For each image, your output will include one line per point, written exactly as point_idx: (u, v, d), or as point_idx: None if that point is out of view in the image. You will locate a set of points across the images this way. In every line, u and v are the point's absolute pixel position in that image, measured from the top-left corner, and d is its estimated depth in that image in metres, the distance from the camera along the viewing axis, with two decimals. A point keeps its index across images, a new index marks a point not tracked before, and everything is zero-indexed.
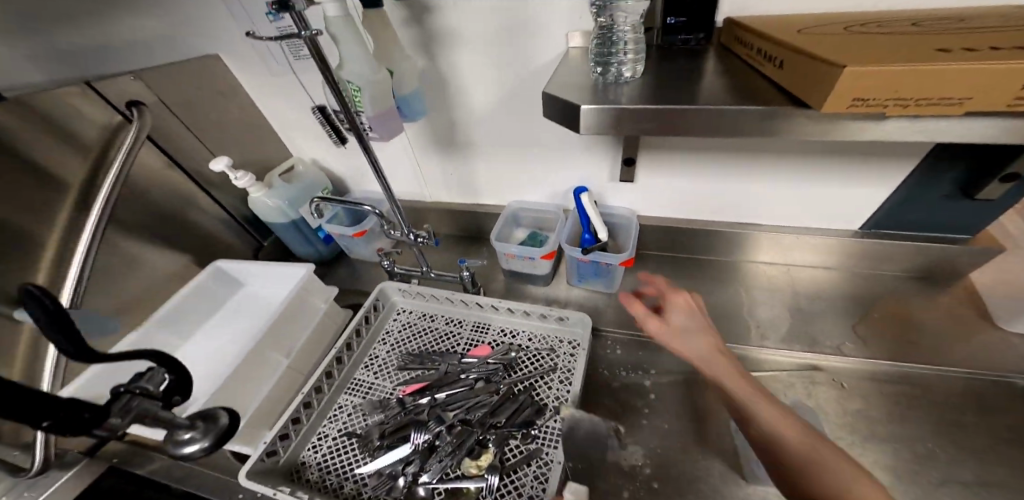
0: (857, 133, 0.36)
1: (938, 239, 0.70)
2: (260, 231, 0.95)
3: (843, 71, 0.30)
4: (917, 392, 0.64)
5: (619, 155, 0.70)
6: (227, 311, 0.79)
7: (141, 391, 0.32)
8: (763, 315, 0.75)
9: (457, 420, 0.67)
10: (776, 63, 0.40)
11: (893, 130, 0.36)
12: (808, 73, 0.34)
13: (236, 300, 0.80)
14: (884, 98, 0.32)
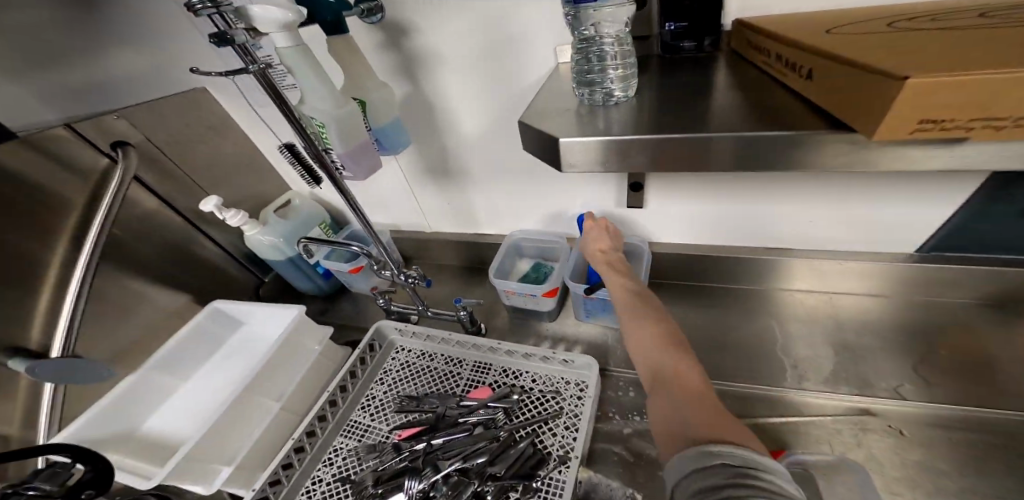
0: (927, 158, 0.27)
1: (1016, 264, 0.58)
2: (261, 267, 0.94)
3: (905, 83, 0.21)
4: (1002, 443, 0.52)
5: (624, 180, 0.63)
6: (225, 352, 0.78)
7: (38, 492, 0.38)
8: (798, 353, 0.66)
9: (454, 469, 0.61)
10: (802, 73, 0.32)
11: (982, 158, 0.26)
12: (852, 90, 0.26)
13: (235, 341, 0.79)
14: (968, 118, 0.22)
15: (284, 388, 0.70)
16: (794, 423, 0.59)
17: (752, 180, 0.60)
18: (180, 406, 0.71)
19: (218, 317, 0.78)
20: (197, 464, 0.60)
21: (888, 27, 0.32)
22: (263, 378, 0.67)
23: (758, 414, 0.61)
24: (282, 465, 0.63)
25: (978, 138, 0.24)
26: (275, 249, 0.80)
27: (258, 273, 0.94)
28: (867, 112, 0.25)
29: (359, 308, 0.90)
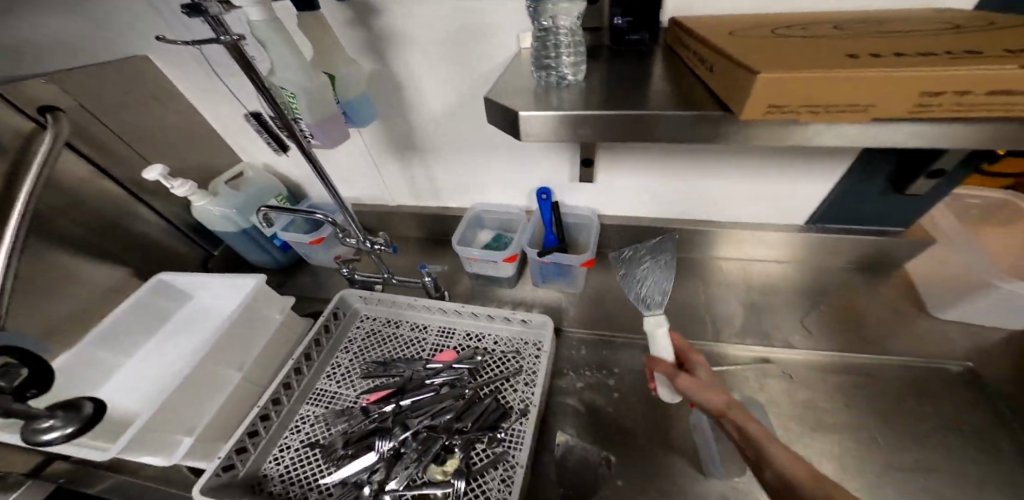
0: (783, 132, 0.37)
1: (875, 232, 0.74)
2: (210, 240, 0.91)
3: (758, 77, 0.30)
4: (862, 381, 0.67)
5: (577, 156, 0.69)
6: (175, 326, 0.75)
7: None
8: (719, 310, 0.78)
9: (421, 427, 0.66)
10: (706, 67, 0.40)
11: (812, 134, 0.36)
12: (733, 81, 0.34)
13: (184, 314, 0.76)
14: (795, 105, 0.32)
15: (245, 358, 0.69)
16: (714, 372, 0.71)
17: (684, 160, 0.69)
18: (130, 382, 0.68)
19: (166, 291, 0.75)
20: (155, 436, 0.59)
21: (775, 33, 0.41)
22: (222, 350, 0.66)
23: None
24: (248, 434, 0.64)
25: (803, 120, 0.33)
26: (228, 220, 0.78)
27: (207, 246, 0.90)
28: (738, 97, 0.33)
29: (320, 280, 0.90)
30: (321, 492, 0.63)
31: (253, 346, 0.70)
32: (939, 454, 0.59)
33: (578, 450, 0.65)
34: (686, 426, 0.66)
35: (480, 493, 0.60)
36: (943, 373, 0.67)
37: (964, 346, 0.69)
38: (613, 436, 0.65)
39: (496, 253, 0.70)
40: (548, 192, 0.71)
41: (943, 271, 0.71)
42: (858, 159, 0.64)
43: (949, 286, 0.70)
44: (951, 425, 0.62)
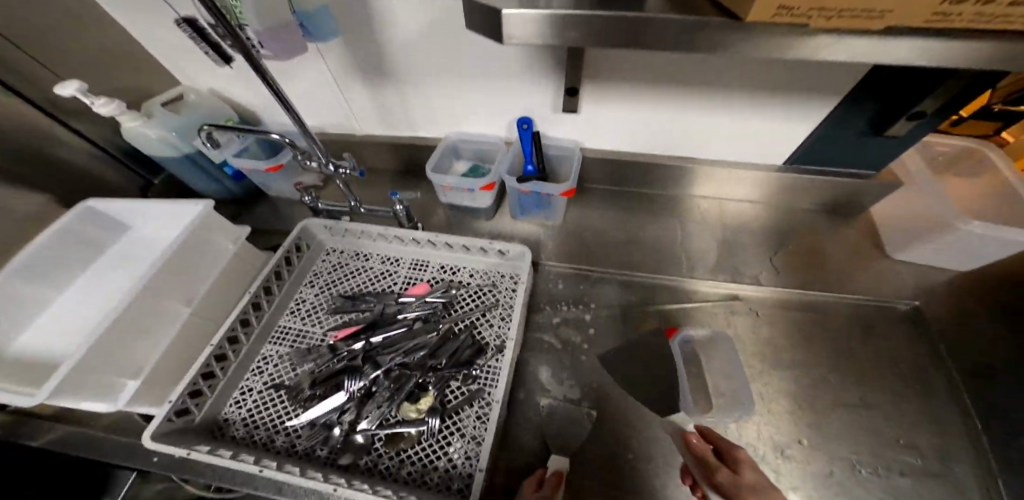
0: (796, 49, 0.34)
1: (851, 175, 0.75)
2: (148, 167, 0.81)
3: None
4: (816, 317, 0.72)
5: (561, 83, 0.64)
6: (111, 260, 0.67)
7: None
8: (695, 248, 0.79)
9: (393, 364, 0.64)
10: None
11: (824, 50, 0.33)
12: None
13: (121, 247, 0.68)
14: (807, 9, 0.28)
15: (194, 294, 0.63)
16: (686, 308, 0.72)
17: (673, 92, 0.65)
18: (62, 319, 0.61)
19: (95, 221, 0.66)
20: (95, 379, 0.53)
21: None
22: (165, 286, 0.59)
23: (661, 301, 0.73)
24: (203, 375, 0.61)
25: (815, 26, 0.30)
26: (168, 145, 0.69)
27: (145, 173, 0.81)
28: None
29: (280, 215, 0.84)
30: (289, 433, 0.61)
31: (204, 282, 0.64)
32: (875, 388, 0.67)
33: (548, 384, 0.66)
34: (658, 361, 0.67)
35: (456, 428, 0.60)
36: (892, 311, 0.72)
37: (912, 286, 0.73)
38: (588, 373, 0.66)
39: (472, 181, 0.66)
40: (529, 121, 0.67)
41: (909, 213, 0.74)
42: (848, 98, 0.61)
43: (909, 228, 0.73)
44: (890, 362, 0.69)
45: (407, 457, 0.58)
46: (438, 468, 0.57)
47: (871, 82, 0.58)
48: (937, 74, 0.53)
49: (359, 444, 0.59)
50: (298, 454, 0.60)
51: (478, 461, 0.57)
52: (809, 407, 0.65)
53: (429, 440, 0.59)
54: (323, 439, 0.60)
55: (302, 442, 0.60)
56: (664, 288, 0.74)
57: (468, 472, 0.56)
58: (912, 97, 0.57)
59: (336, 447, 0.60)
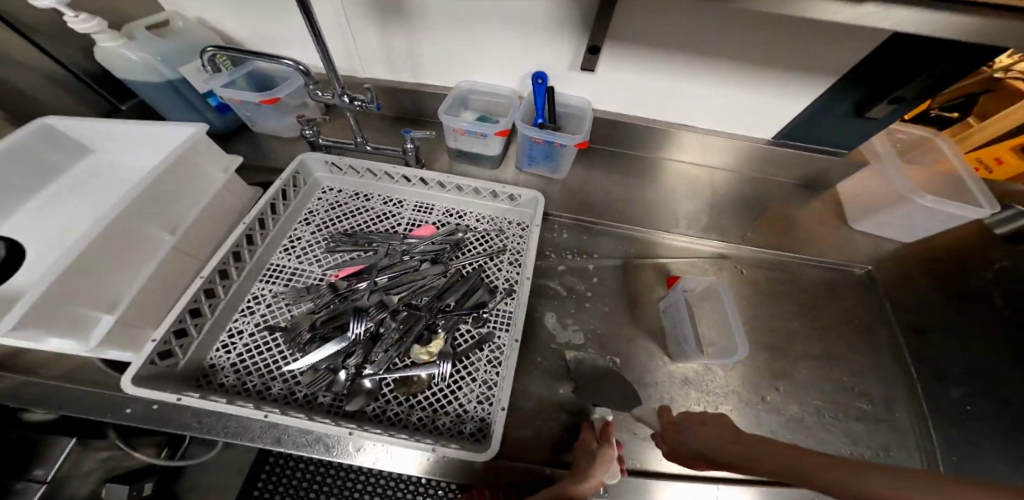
0: (813, 11, 0.38)
1: (822, 152, 0.82)
2: (114, 91, 0.74)
3: None
4: (789, 276, 0.80)
5: (583, 39, 0.66)
6: (71, 183, 0.60)
7: None
8: (688, 209, 0.84)
9: (401, 305, 0.63)
10: None
11: (843, 12, 0.38)
12: None
13: (82, 171, 0.61)
14: None
15: (179, 220, 0.58)
16: (681, 262, 0.78)
17: (684, 59, 0.68)
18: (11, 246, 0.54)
19: (52, 140, 0.58)
20: (66, 311, 0.47)
21: None
22: (150, 212, 0.54)
23: (656, 255, 0.78)
24: (189, 311, 0.56)
25: None
26: (150, 70, 0.64)
27: (113, 99, 0.74)
28: None
29: (272, 155, 0.79)
30: (287, 379, 0.58)
31: (189, 210, 0.59)
32: (839, 342, 0.75)
33: (553, 329, 0.69)
34: (654, 311, 0.72)
35: (468, 370, 0.60)
36: (852, 275, 0.81)
37: (869, 254, 0.83)
38: (588, 317, 0.70)
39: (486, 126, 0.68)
40: (543, 76, 0.69)
41: (869, 190, 0.82)
42: (840, 80, 0.67)
43: (869, 202, 0.82)
44: (849, 318, 0.77)
45: (417, 403, 0.58)
46: (448, 412, 0.57)
47: (864, 64, 0.63)
48: (938, 55, 0.57)
49: (367, 389, 0.57)
50: (298, 402, 0.56)
51: (491, 405, 0.57)
52: (783, 354, 0.72)
53: (440, 385, 0.59)
54: (328, 384, 0.57)
55: (302, 388, 0.57)
56: (661, 245, 0.79)
57: (481, 416, 0.57)
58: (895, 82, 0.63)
59: (340, 394, 0.57)
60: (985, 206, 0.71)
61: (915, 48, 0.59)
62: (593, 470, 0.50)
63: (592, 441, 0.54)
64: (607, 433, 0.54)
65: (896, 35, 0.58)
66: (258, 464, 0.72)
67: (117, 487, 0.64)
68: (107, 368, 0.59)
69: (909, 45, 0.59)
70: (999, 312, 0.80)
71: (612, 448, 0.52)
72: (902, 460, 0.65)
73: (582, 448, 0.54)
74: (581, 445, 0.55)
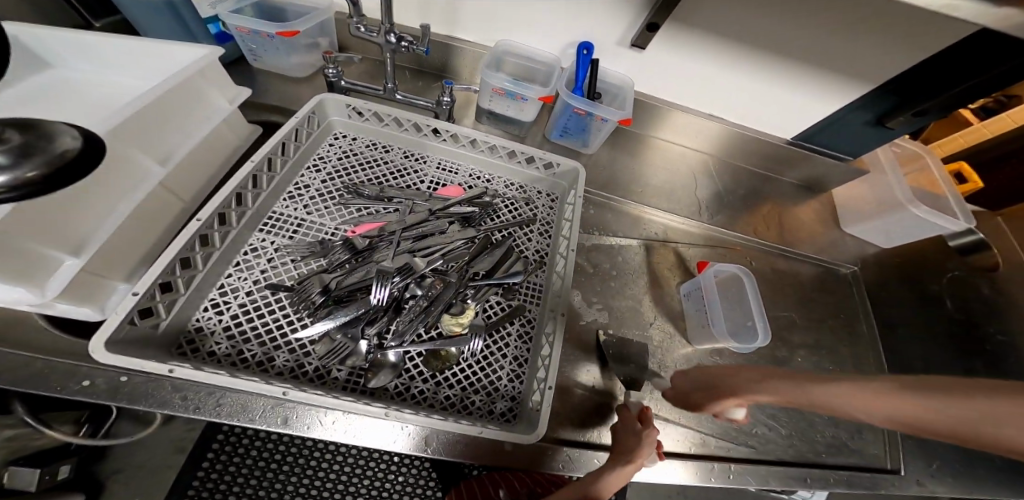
0: None
1: (828, 156, 0.87)
2: (89, 7, 0.67)
3: None
4: (790, 277, 0.84)
5: (643, 13, 0.69)
6: (14, 95, 0.54)
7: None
8: (704, 193, 0.89)
9: (429, 271, 0.59)
10: None
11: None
12: None
13: (34, 85, 0.55)
14: None
15: (168, 152, 0.52)
16: (697, 246, 0.82)
17: (725, 46, 0.72)
18: None
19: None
20: (18, 247, 0.38)
21: None
22: (139, 134, 0.48)
23: (673, 240, 0.81)
24: (180, 259, 0.48)
25: None
26: None
27: (85, 14, 0.68)
28: None
29: (277, 93, 0.76)
30: (294, 350, 0.50)
31: (180, 142, 0.54)
32: (829, 335, 0.79)
33: (579, 306, 0.69)
34: (674, 296, 0.74)
35: (500, 345, 0.57)
36: (844, 275, 0.86)
37: (856, 255, 0.89)
38: (610, 295, 0.71)
39: (529, 88, 0.71)
40: (589, 47, 0.70)
41: (862, 196, 0.88)
42: (877, 88, 0.72)
43: (862, 209, 0.87)
44: (840, 313, 0.82)
45: (444, 380, 0.53)
46: (479, 391, 0.53)
47: (882, 68, 0.69)
48: (974, 69, 0.62)
49: (391, 362, 0.52)
50: (307, 377, 0.49)
51: (522, 382, 0.54)
52: (785, 342, 0.76)
53: (469, 361, 0.55)
54: (347, 353, 0.51)
55: (313, 359, 0.50)
56: (676, 232, 0.83)
57: (513, 395, 0.53)
58: (924, 95, 0.68)
59: (358, 369, 0.51)
60: (962, 219, 0.81)
61: (951, 65, 0.63)
62: (641, 452, 0.49)
63: (635, 423, 0.53)
64: (649, 417, 0.53)
65: (976, 34, 0.60)
66: (210, 435, 0.64)
67: (24, 471, 0.59)
68: (46, 322, 0.47)
69: (945, 62, 0.63)
70: (951, 315, 0.87)
71: (656, 430, 0.51)
72: (871, 443, 0.70)
73: (622, 431, 0.53)
74: (621, 427, 0.54)
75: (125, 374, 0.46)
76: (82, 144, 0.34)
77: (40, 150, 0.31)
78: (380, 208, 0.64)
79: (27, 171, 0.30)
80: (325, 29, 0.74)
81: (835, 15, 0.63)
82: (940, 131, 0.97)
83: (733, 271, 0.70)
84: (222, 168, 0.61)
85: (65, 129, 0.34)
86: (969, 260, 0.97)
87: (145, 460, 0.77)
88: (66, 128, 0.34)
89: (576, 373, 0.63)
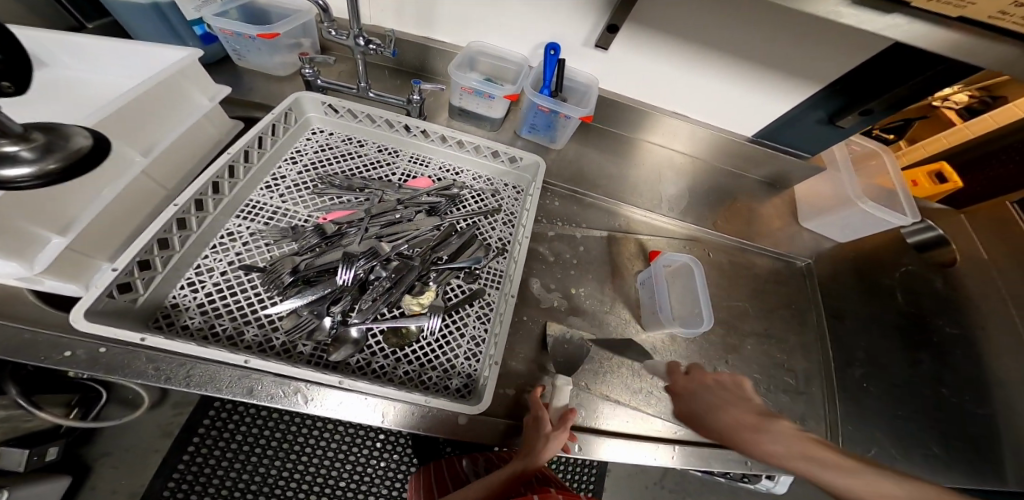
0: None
1: (787, 152, 0.91)
2: (82, 8, 0.71)
3: None
4: (748, 269, 0.87)
5: (602, 15, 0.73)
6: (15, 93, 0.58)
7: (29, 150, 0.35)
8: (669, 189, 0.92)
9: (393, 254, 0.63)
10: None
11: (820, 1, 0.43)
12: None
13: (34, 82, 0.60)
14: None
15: (152, 143, 0.57)
16: (658, 236, 0.86)
17: (682, 47, 0.76)
18: None
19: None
20: (13, 228, 0.42)
21: None
22: (124, 127, 0.52)
23: (636, 232, 0.85)
24: (157, 240, 0.53)
25: None
26: None
27: (78, 16, 0.72)
28: None
29: (259, 90, 0.80)
30: (263, 325, 0.55)
31: (163, 135, 0.58)
32: (783, 325, 0.83)
33: (538, 293, 0.73)
34: (633, 285, 0.79)
35: (458, 325, 0.61)
36: (800, 267, 0.90)
37: (814, 249, 0.93)
38: (570, 283, 0.75)
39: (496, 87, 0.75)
40: (556, 48, 0.74)
41: (820, 192, 0.92)
42: (827, 89, 0.76)
43: (819, 204, 0.91)
44: (795, 305, 0.85)
45: (404, 356, 0.57)
46: (436, 367, 0.57)
47: (829, 70, 0.73)
48: (915, 69, 0.65)
49: (353, 338, 0.57)
50: (274, 351, 0.54)
51: (478, 361, 0.58)
52: (739, 329, 0.80)
53: (428, 339, 0.59)
54: (313, 329, 0.56)
55: (280, 333, 0.55)
56: (639, 224, 0.87)
57: (468, 372, 0.58)
58: (869, 95, 0.72)
59: (322, 344, 0.56)
60: (911, 214, 0.85)
61: (896, 65, 0.66)
62: (542, 455, 0.51)
63: (544, 419, 0.54)
64: (565, 419, 0.53)
65: (897, 45, 0.65)
66: (196, 421, 0.71)
67: (13, 452, 0.63)
68: (39, 300, 0.52)
69: (888, 63, 0.67)
70: (902, 307, 0.91)
71: (565, 433, 0.52)
72: (814, 430, 0.73)
73: (533, 428, 0.54)
74: (534, 423, 0.55)
75: (103, 346, 0.49)
76: (92, 142, 0.40)
77: (59, 147, 0.37)
78: (352, 198, 0.69)
79: (49, 163, 0.36)
80: (307, 31, 0.79)
81: (779, 17, 0.67)
82: (926, 130, 0.99)
83: (685, 261, 0.75)
84: (202, 160, 0.65)
85: (76, 130, 0.40)
86: (926, 254, 1.00)
87: (132, 444, 0.81)
88: (77, 129, 0.40)
89: (530, 354, 0.67)
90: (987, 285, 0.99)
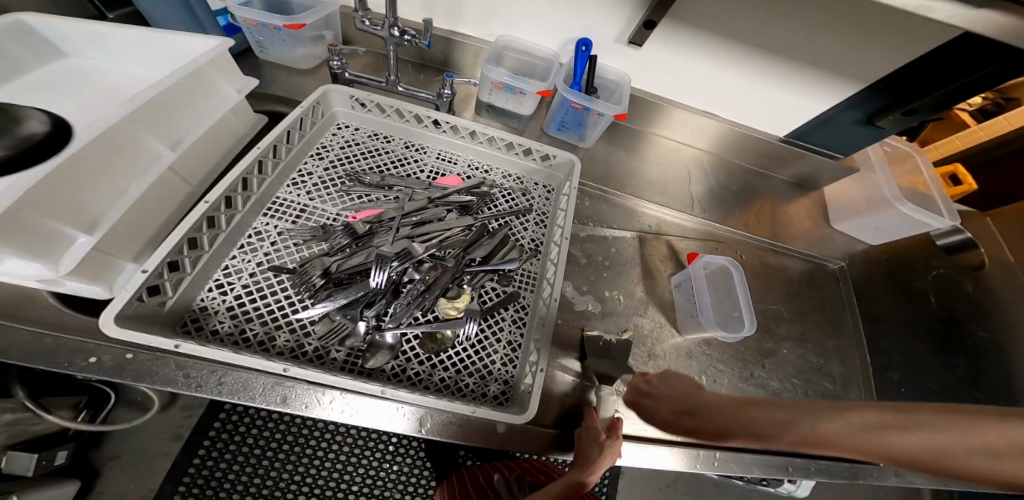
0: None
1: (819, 153, 0.88)
2: None
3: None
4: (779, 271, 0.85)
5: (640, 10, 0.71)
6: (33, 84, 0.55)
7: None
8: (697, 188, 0.90)
9: (426, 256, 0.60)
10: None
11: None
12: None
13: (53, 72, 0.57)
14: None
15: (179, 137, 0.54)
16: (688, 237, 0.84)
17: (719, 43, 0.74)
18: None
19: (23, 38, 0.54)
20: (36, 224, 0.39)
21: None
22: (150, 119, 0.49)
23: (666, 233, 0.83)
24: (187, 239, 0.50)
25: None
26: None
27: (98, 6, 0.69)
28: None
29: (281, 84, 0.77)
30: (295, 330, 0.52)
31: (190, 130, 0.55)
32: (816, 329, 0.81)
33: (571, 296, 0.71)
34: (665, 287, 0.77)
35: (494, 330, 0.58)
36: (831, 269, 0.88)
37: (845, 252, 0.91)
38: (602, 285, 0.73)
39: (527, 82, 0.73)
40: (588, 44, 0.72)
41: (851, 193, 0.90)
42: (870, 86, 0.73)
43: (852, 206, 0.89)
44: (827, 309, 0.84)
45: (440, 362, 0.55)
46: (473, 374, 0.55)
47: (876, 68, 0.71)
48: (983, 60, 0.61)
49: (388, 344, 0.54)
50: (306, 356, 0.51)
51: (515, 367, 0.56)
52: (772, 333, 0.78)
53: (464, 345, 0.56)
54: (347, 333, 0.53)
55: (314, 338, 0.52)
56: (669, 225, 0.84)
57: (506, 379, 0.55)
58: (915, 93, 0.69)
59: (356, 350, 0.53)
60: (948, 216, 0.83)
61: (960, 56, 0.63)
62: (600, 463, 0.49)
63: (597, 427, 0.53)
64: (616, 427, 0.53)
65: (965, 36, 0.62)
66: (206, 424, 0.68)
67: (21, 455, 0.62)
68: (60, 304, 0.49)
69: (949, 55, 0.63)
70: (935, 311, 0.89)
71: (619, 443, 0.51)
72: None
73: (585, 435, 0.52)
74: (585, 431, 0.53)
75: (130, 351, 0.47)
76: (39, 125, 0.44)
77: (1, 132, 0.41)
78: (380, 196, 0.66)
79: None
80: (330, 23, 0.76)
81: (828, 13, 0.64)
82: (939, 132, 0.96)
83: (721, 263, 0.73)
84: (226, 155, 0.63)
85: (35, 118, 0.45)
86: (955, 257, 0.98)
87: (143, 447, 0.78)
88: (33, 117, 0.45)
89: (565, 359, 0.65)
90: (1016, 290, 0.97)
